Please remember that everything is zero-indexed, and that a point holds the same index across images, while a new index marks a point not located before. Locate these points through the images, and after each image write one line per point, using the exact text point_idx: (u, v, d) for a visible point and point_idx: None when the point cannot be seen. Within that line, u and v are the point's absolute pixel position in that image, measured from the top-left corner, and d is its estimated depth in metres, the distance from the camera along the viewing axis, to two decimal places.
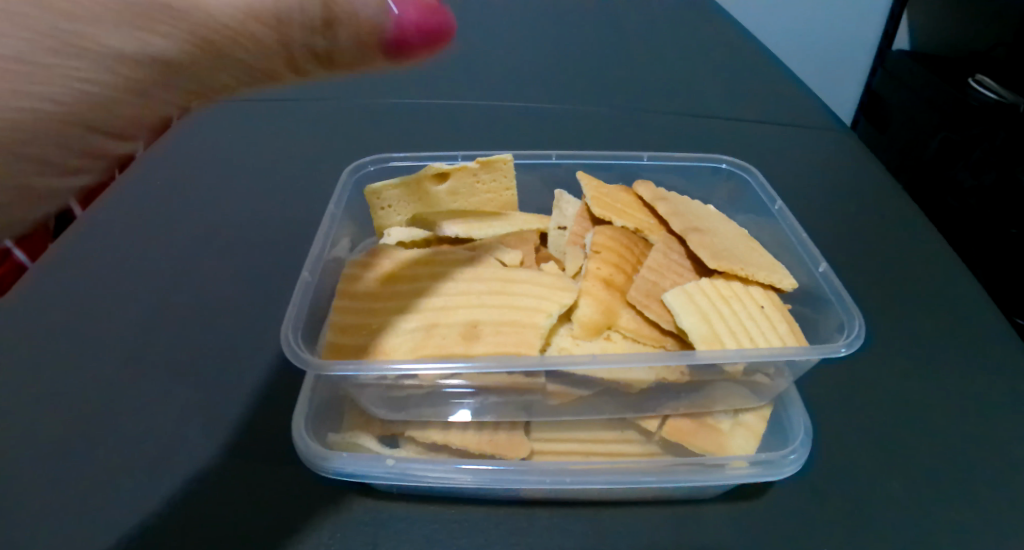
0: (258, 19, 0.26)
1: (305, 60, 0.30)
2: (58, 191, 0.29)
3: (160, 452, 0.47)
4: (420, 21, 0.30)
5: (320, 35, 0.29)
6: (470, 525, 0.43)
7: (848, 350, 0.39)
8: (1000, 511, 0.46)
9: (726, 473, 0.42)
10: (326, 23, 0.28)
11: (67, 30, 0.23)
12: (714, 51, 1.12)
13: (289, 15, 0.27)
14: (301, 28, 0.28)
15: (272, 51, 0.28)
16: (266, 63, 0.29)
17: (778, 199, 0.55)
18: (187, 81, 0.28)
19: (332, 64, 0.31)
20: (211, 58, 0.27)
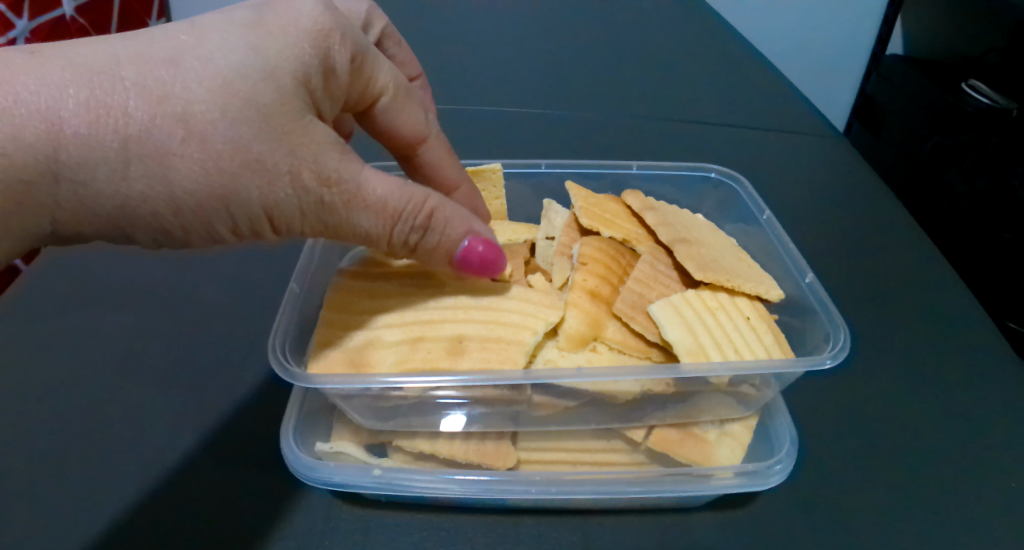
0: (386, 208, 0.39)
1: (401, 246, 0.42)
2: (194, 236, 0.37)
3: (143, 461, 0.46)
4: (484, 254, 0.44)
5: (421, 233, 0.41)
6: (458, 533, 0.43)
7: (833, 362, 0.40)
8: (985, 519, 0.46)
9: (711, 483, 0.42)
10: (421, 230, 0.41)
11: (259, 142, 0.35)
12: (708, 57, 1.12)
13: (406, 210, 0.40)
14: (405, 226, 0.40)
15: (380, 233, 0.40)
16: (379, 232, 0.40)
17: (766, 210, 0.56)
18: (310, 200, 0.37)
19: (419, 253, 0.43)
20: (340, 216, 0.39)
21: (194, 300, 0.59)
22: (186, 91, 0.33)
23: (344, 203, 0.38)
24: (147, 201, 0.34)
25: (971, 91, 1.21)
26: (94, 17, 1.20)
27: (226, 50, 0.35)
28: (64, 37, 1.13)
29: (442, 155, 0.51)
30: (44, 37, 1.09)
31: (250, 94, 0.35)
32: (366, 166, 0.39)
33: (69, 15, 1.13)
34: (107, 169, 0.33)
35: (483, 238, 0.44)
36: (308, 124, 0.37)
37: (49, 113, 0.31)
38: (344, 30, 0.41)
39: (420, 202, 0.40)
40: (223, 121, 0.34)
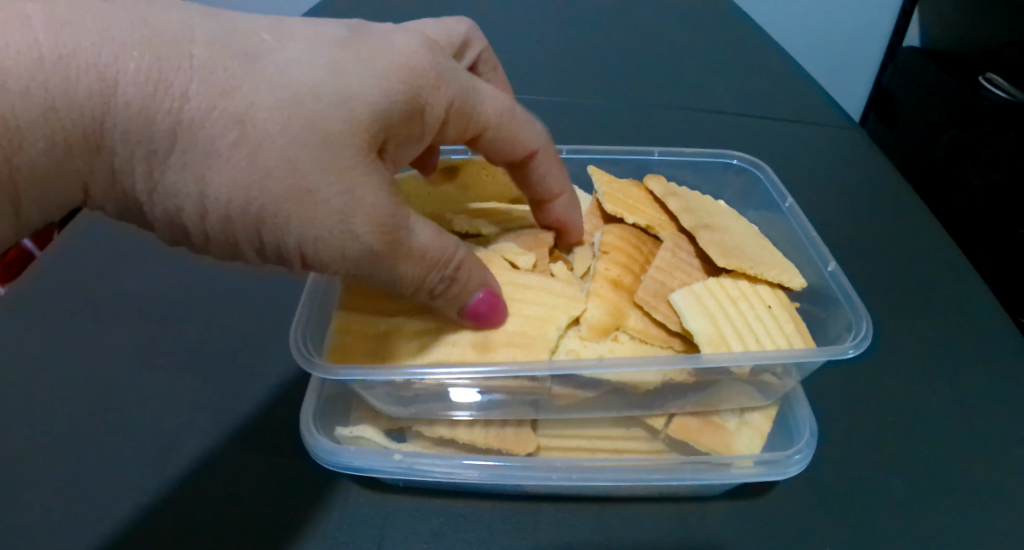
0: (425, 255, 0.38)
1: (425, 297, 0.40)
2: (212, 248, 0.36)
3: (166, 445, 0.47)
4: (486, 311, 0.42)
5: (448, 284, 0.40)
6: (476, 520, 0.43)
7: (856, 352, 0.39)
8: (1002, 512, 0.46)
9: (732, 472, 0.42)
10: (451, 277, 0.39)
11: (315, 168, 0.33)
12: (723, 46, 1.11)
13: (442, 260, 0.38)
14: (440, 277, 0.39)
15: (413, 284, 0.39)
16: (412, 282, 0.38)
17: (788, 198, 0.56)
18: (351, 245, 0.35)
19: (437, 303, 0.41)
20: (383, 261, 0.37)
21: (213, 286, 0.60)
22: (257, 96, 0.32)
23: (387, 250, 0.36)
24: (183, 197, 0.33)
25: (988, 84, 1.20)
26: None
27: (311, 67, 0.34)
28: None
29: (547, 161, 0.50)
30: None
31: (319, 114, 0.33)
32: (416, 217, 0.38)
33: None
34: (149, 151, 0.32)
35: (492, 293, 0.41)
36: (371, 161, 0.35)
37: (107, 79, 0.30)
38: (436, 82, 0.40)
39: (453, 253, 0.39)
40: (285, 140, 0.32)
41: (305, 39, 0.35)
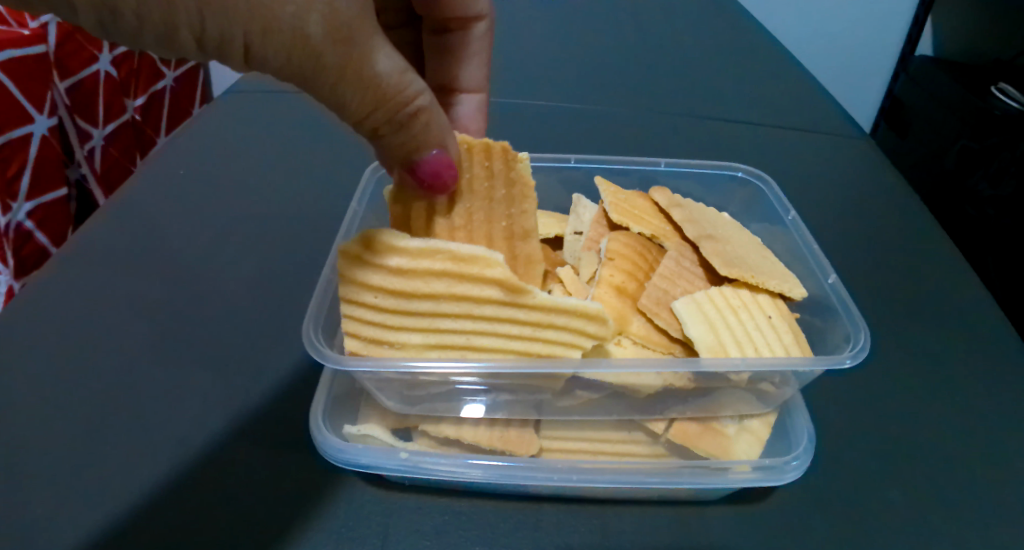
0: (381, 87, 0.36)
1: (366, 129, 0.39)
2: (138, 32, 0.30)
3: (177, 440, 0.48)
4: (442, 171, 0.42)
5: (395, 126, 0.39)
6: (478, 517, 0.44)
7: (854, 362, 0.40)
8: (999, 525, 0.46)
9: (729, 476, 0.43)
10: (398, 128, 0.39)
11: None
12: (736, 55, 1.12)
13: (394, 100, 0.37)
14: (392, 116, 0.38)
15: (356, 110, 0.37)
16: (360, 109, 0.37)
17: (791, 211, 0.56)
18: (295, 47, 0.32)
19: (381, 140, 0.40)
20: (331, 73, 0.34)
21: (229, 285, 0.62)
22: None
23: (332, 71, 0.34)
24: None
25: (999, 94, 1.20)
26: None
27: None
28: None
29: (476, 50, 0.56)
30: None
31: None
32: (379, 33, 0.35)
33: None
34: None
35: (444, 153, 0.41)
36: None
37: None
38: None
39: (410, 96, 0.37)
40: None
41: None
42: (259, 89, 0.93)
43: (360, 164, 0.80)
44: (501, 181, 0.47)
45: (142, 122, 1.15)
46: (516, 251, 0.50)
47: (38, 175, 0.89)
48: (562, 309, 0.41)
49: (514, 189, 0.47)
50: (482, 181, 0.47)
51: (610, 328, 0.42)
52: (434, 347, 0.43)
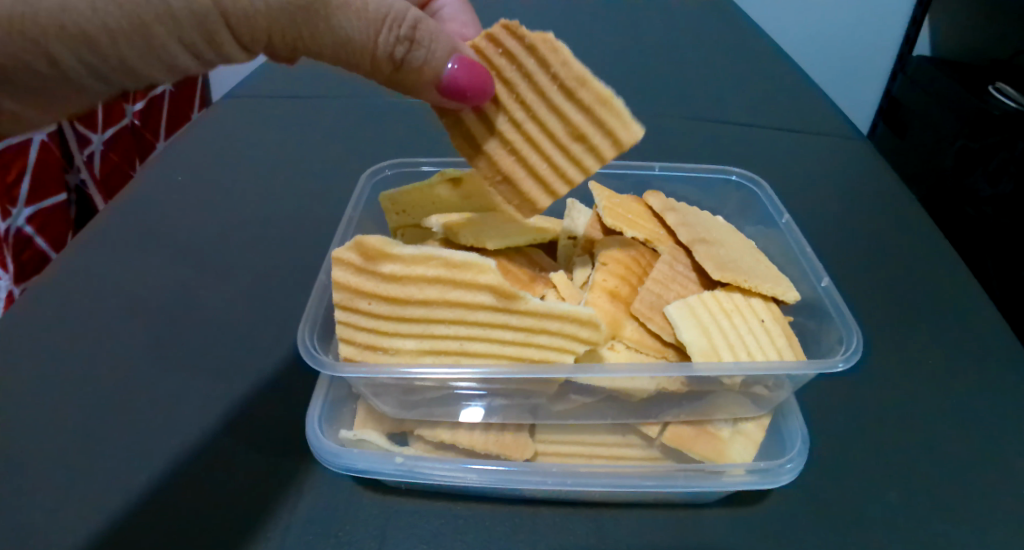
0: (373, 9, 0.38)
1: (387, 63, 0.39)
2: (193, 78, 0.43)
3: (174, 445, 0.48)
4: (474, 78, 0.40)
5: (410, 45, 0.39)
6: (474, 520, 0.45)
7: (846, 365, 0.40)
8: (994, 525, 0.47)
9: (723, 479, 0.43)
10: (411, 43, 0.39)
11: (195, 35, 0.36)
12: (734, 57, 1.12)
13: (389, 16, 0.38)
14: (397, 34, 0.38)
15: (368, 46, 0.39)
16: (371, 41, 0.38)
17: (785, 214, 0.57)
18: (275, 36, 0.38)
19: (409, 74, 0.40)
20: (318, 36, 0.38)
21: (227, 289, 0.62)
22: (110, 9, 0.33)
23: (317, 26, 0.37)
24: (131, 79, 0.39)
25: (997, 94, 1.20)
26: None
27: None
28: None
29: None
30: None
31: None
32: None
33: None
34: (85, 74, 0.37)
35: (462, 57, 0.40)
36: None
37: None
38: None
39: (401, 9, 0.38)
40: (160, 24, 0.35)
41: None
42: (258, 93, 0.94)
43: (358, 168, 0.80)
44: (525, 53, 0.42)
45: (140, 127, 1.15)
46: (585, 100, 0.42)
47: (37, 181, 0.89)
48: (554, 314, 0.42)
49: (537, 52, 0.42)
50: (509, 67, 0.43)
51: (602, 333, 0.42)
52: (427, 353, 0.42)
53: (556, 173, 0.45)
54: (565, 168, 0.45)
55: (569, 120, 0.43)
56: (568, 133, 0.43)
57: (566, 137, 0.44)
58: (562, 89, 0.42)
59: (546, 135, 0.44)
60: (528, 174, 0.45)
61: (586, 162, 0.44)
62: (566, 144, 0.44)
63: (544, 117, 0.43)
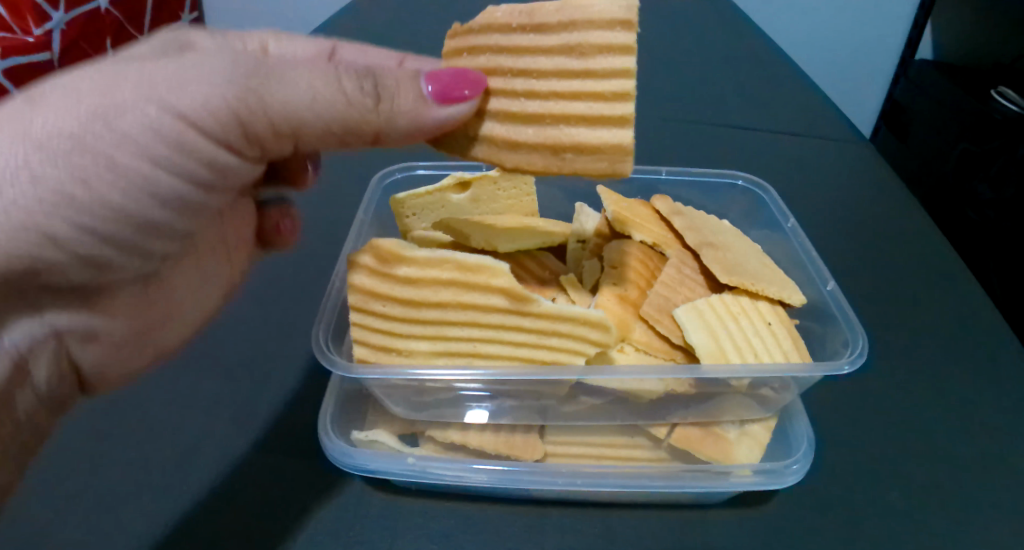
0: (334, 83, 0.38)
1: (370, 113, 0.39)
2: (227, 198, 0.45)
3: (185, 447, 0.49)
4: (453, 76, 0.39)
5: (379, 95, 0.39)
6: (484, 521, 0.45)
7: (852, 367, 0.41)
8: (998, 527, 0.47)
9: (730, 480, 0.44)
10: (375, 82, 0.39)
11: (166, 146, 0.37)
12: (736, 61, 1.13)
13: (345, 78, 0.38)
14: (354, 80, 0.38)
15: (338, 99, 0.38)
16: (349, 108, 0.38)
17: (791, 219, 0.58)
18: (238, 125, 0.38)
19: (399, 120, 0.39)
20: (274, 104, 0.37)
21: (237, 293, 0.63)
22: (91, 163, 0.36)
23: (269, 96, 0.37)
24: (166, 225, 0.42)
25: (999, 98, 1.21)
26: (128, 9, 1.14)
27: (96, 90, 0.36)
28: (100, 28, 1.08)
29: None
30: (81, 29, 1.03)
31: (131, 107, 0.36)
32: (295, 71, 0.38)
33: (104, 8, 1.07)
34: (128, 234, 0.40)
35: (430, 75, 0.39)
36: (184, 82, 0.36)
37: (35, 252, 0.37)
38: (262, 37, 0.50)
39: (354, 78, 0.39)
40: (134, 155, 0.36)
41: (61, 89, 0.36)
42: None
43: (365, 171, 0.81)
44: (485, 34, 0.40)
45: None
46: (563, 16, 0.37)
47: None
48: (565, 316, 0.42)
49: (492, 26, 0.40)
50: (484, 53, 0.40)
51: (611, 336, 0.43)
52: (440, 355, 0.43)
53: (592, 109, 0.37)
54: (599, 97, 0.37)
55: (565, 47, 0.38)
56: (576, 60, 0.37)
57: (574, 69, 0.37)
58: (540, 29, 0.38)
59: (562, 75, 0.38)
60: (573, 125, 0.38)
61: (614, 69, 0.37)
62: (581, 72, 0.37)
63: (547, 63, 0.38)
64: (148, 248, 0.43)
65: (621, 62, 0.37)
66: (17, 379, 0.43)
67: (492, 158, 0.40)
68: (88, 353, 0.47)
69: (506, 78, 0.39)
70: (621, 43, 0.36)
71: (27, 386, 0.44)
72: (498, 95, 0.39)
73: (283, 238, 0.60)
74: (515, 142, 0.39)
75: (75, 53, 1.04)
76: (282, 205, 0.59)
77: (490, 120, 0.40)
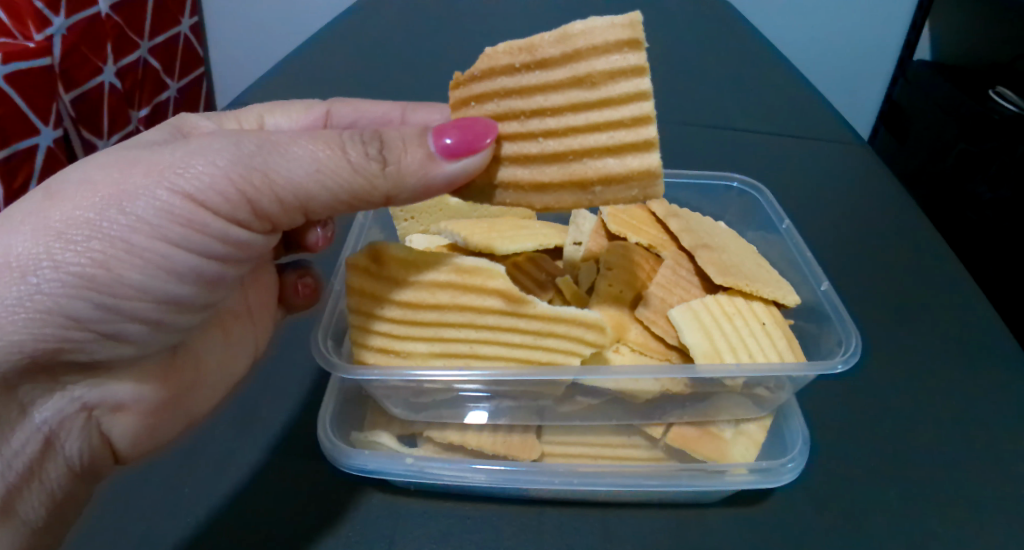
0: (339, 158, 0.38)
1: (376, 188, 0.39)
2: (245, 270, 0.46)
3: (187, 448, 0.50)
4: (459, 139, 0.37)
5: (383, 161, 0.38)
6: (482, 521, 0.46)
7: (845, 366, 0.42)
8: (993, 526, 0.47)
9: (725, 479, 0.44)
10: (380, 145, 0.38)
11: (179, 226, 0.38)
12: (733, 62, 1.14)
13: (347, 153, 0.38)
14: (359, 147, 0.38)
15: (344, 166, 0.38)
16: (360, 184, 0.38)
17: (785, 219, 0.58)
18: (246, 203, 0.39)
19: (408, 187, 0.39)
20: (279, 178, 0.38)
21: None
22: (106, 247, 0.36)
23: (273, 173, 0.38)
24: (186, 299, 0.43)
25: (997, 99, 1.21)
26: (128, 14, 1.14)
27: (106, 179, 0.37)
28: (99, 34, 1.08)
29: None
30: (81, 34, 1.04)
31: (139, 192, 0.36)
32: (297, 143, 0.38)
33: (105, 13, 1.08)
34: (150, 310, 0.41)
35: (432, 140, 0.38)
36: (190, 165, 0.37)
37: (62, 331, 0.38)
38: (258, 113, 0.56)
39: (359, 147, 0.38)
40: (148, 237, 0.37)
41: (74, 180, 0.37)
42: (264, 100, 0.95)
43: None
44: (489, 77, 0.39)
45: None
46: (565, 46, 0.36)
47: None
48: (561, 318, 0.43)
49: (494, 69, 0.38)
50: (492, 99, 0.39)
51: (606, 336, 0.44)
52: (438, 356, 0.44)
53: (613, 139, 0.36)
54: (616, 125, 0.36)
55: (575, 80, 0.36)
56: (588, 93, 0.36)
57: (586, 100, 0.36)
58: (545, 64, 0.37)
59: (575, 108, 0.37)
60: (596, 158, 0.37)
61: (627, 98, 0.35)
62: (594, 104, 0.36)
63: (559, 97, 0.37)
64: (170, 323, 0.43)
65: (635, 84, 0.35)
66: (47, 453, 0.44)
67: (522, 202, 0.40)
68: (118, 424, 0.47)
69: (521, 120, 0.38)
70: (631, 66, 0.35)
71: (57, 459, 0.45)
72: (516, 139, 0.39)
73: (303, 299, 0.61)
74: (542, 183, 0.38)
75: (76, 58, 1.05)
76: (301, 267, 0.61)
77: (512, 166, 0.39)
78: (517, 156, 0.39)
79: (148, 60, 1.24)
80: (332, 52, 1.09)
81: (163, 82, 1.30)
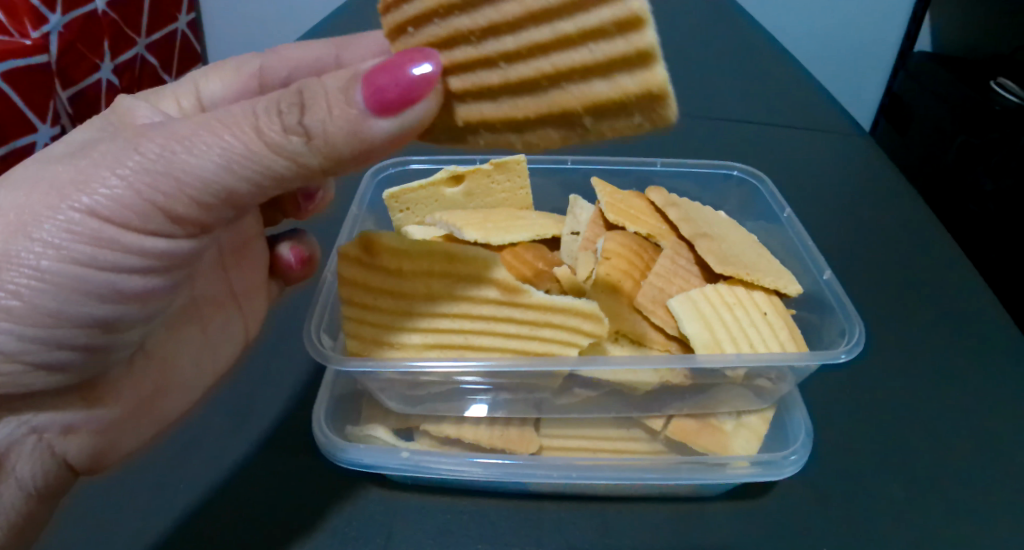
0: (260, 140, 0.32)
1: (314, 159, 0.33)
2: (181, 282, 0.42)
3: (180, 446, 0.49)
4: (394, 85, 0.30)
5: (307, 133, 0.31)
6: (479, 516, 0.45)
7: (848, 356, 0.41)
8: (1000, 520, 0.47)
9: (727, 471, 0.44)
10: (299, 110, 0.31)
11: (93, 245, 0.34)
12: (734, 54, 1.13)
13: (263, 129, 0.32)
14: (275, 119, 0.31)
15: (261, 147, 0.32)
16: (294, 160, 0.33)
17: (786, 208, 0.57)
18: (166, 211, 0.34)
19: (351, 152, 0.33)
20: (190, 178, 0.32)
21: None
22: (18, 276, 0.33)
23: (186, 173, 0.32)
24: (134, 306, 0.39)
25: (1000, 89, 1.20)
26: (125, 10, 1.13)
27: (10, 202, 0.33)
28: (96, 30, 1.07)
29: None
30: (77, 30, 1.03)
31: (48, 211, 0.33)
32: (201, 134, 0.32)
33: (101, 9, 1.07)
34: (80, 337, 0.37)
35: (365, 90, 0.31)
36: (93, 179, 0.32)
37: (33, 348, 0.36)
38: (193, 81, 0.54)
39: (276, 119, 0.32)
40: (61, 260, 0.33)
41: None
42: None
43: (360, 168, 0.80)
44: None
45: None
46: None
47: None
48: (558, 308, 0.42)
49: None
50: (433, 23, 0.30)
51: (604, 327, 0.43)
52: (433, 347, 0.43)
53: (596, 55, 0.26)
54: (596, 36, 0.26)
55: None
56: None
57: (546, 8, 0.26)
58: None
59: (536, 19, 0.27)
60: (578, 81, 0.28)
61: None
62: (559, 12, 0.26)
63: (513, 6, 0.27)
64: (107, 345, 0.39)
65: None
66: None
67: (501, 143, 0.32)
68: (73, 444, 0.43)
69: (474, 42, 0.29)
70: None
71: (10, 485, 0.41)
72: (473, 67, 0.30)
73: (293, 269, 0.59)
74: (516, 119, 0.30)
75: (72, 54, 1.03)
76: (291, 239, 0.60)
77: (476, 101, 0.31)
78: (482, 88, 0.31)
79: (145, 57, 1.22)
80: (329, 46, 1.08)
81: (160, 79, 1.29)
